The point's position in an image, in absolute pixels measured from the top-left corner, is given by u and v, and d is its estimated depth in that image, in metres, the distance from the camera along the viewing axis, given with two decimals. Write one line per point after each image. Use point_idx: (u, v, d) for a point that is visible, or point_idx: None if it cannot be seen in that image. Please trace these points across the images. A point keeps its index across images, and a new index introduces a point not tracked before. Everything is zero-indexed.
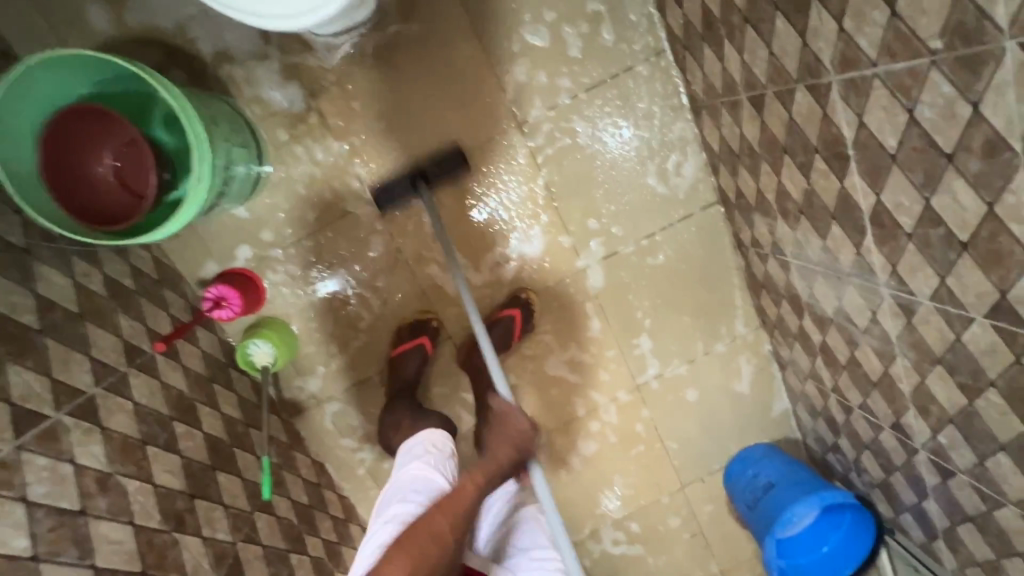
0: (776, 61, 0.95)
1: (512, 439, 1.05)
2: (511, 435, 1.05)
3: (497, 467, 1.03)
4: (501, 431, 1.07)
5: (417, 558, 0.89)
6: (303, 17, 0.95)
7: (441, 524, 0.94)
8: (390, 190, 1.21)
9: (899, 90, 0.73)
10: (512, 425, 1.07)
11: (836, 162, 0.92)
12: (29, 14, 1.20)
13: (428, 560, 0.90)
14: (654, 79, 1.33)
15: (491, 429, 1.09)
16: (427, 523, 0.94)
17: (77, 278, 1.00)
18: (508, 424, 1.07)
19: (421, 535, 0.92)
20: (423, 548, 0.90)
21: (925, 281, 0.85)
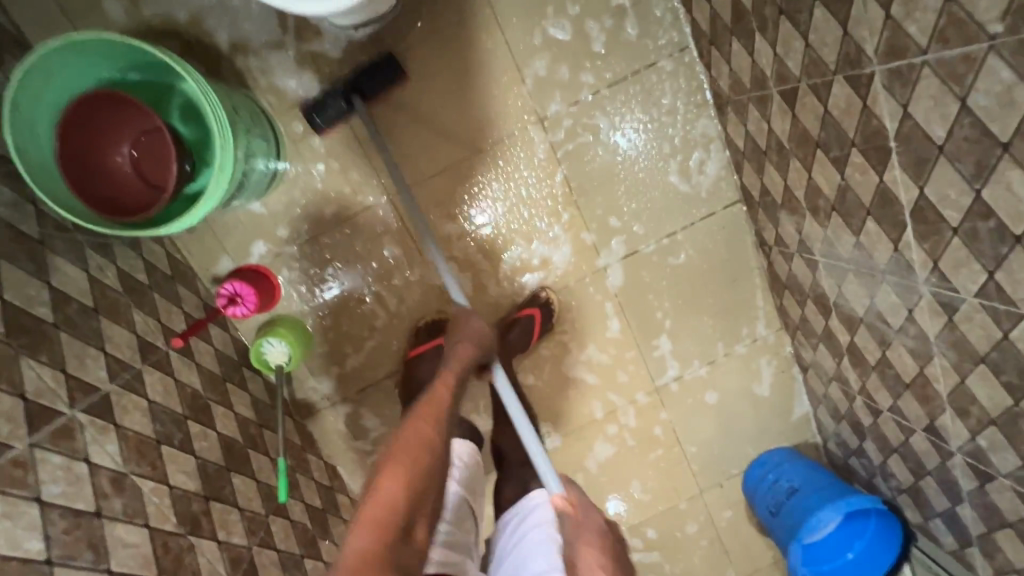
0: (812, 52, 0.93)
1: (475, 339, 1.11)
2: (473, 335, 1.12)
3: (464, 363, 1.07)
4: (465, 336, 1.12)
5: (411, 463, 0.86)
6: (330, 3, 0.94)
7: (426, 430, 0.92)
8: (323, 106, 1.20)
9: (951, 78, 0.71)
10: (473, 326, 1.13)
11: (875, 155, 0.90)
12: (45, 3, 1.17)
13: (424, 462, 0.87)
14: (677, 74, 1.31)
15: (454, 333, 1.13)
16: (406, 432, 0.91)
17: (91, 271, 0.97)
18: (468, 326, 1.13)
19: (405, 445, 0.89)
20: (410, 448, 0.88)
21: (971, 277, 0.83)
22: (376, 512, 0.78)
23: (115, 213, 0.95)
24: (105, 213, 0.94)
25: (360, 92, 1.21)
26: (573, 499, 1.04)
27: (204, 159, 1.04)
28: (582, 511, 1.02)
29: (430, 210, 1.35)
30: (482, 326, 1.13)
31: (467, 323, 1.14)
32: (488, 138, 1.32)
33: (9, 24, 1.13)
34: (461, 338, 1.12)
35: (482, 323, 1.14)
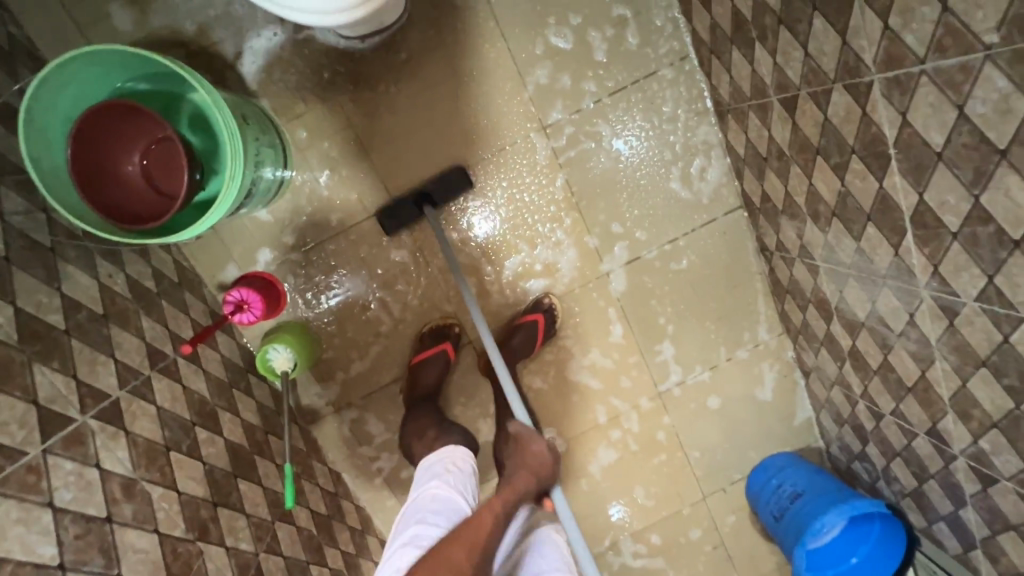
0: (811, 61, 0.95)
1: (533, 468, 1.03)
2: (535, 461, 1.03)
3: (513, 494, 0.98)
4: (525, 462, 1.05)
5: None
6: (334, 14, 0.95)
7: (457, 562, 0.83)
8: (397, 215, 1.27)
9: (949, 86, 0.72)
10: (534, 450, 1.05)
11: (874, 161, 0.92)
12: (55, 14, 1.19)
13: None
14: (678, 82, 1.33)
15: (516, 463, 1.05)
16: (439, 561, 0.83)
17: (101, 279, 0.98)
18: (530, 451, 1.05)
19: (431, 573, 0.82)
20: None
21: (970, 281, 0.84)
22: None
23: (125, 221, 0.96)
24: (116, 221, 0.95)
25: (428, 200, 1.28)
26: None
27: (214, 166, 1.05)
28: None
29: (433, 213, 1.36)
30: (543, 451, 1.05)
31: (530, 444, 1.07)
32: (490, 150, 1.34)
33: (21, 34, 1.15)
34: (520, 467, 1.03)
35: (546, 450, 1.05)
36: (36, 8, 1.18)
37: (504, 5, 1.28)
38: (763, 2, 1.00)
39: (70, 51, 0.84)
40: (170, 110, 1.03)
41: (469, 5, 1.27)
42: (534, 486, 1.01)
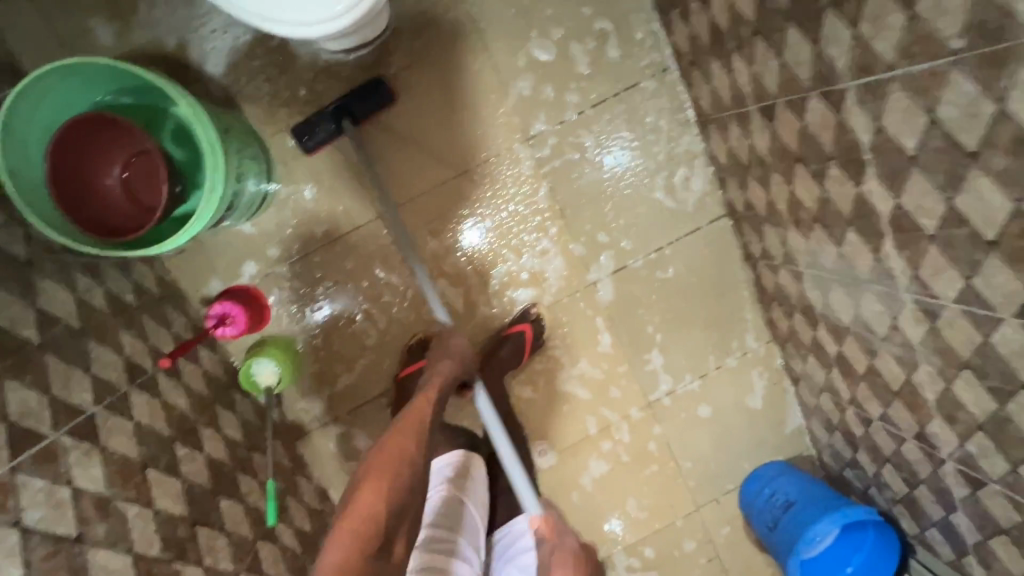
0: (787, 70, 0.97)
1: (453, 357, 1.14)
2: (451, 355, 1.14)
3: (440, 381, 1.08)
4: (445, 352, 1.16)
5: (390, 476, 0.90)
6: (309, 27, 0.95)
7: (406, 440, 0.96)
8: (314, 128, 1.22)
9: (920, 91, 0.74)
10: (453, 342, 1.17)
11: (853, 168, 0.93)
12: (40, 30, 1.19)
13: (403, 468, 0.92)
14: (661, 93, 1.35)
15: (436, 357, 1.15)
16: (387, 447, 0.95)
17: (79, 293, 0.96)
18: (449, 343, 1.17)
19: (382, 458, 0.92)
20: (389, 455, 0.93)
21: (950, 284, 0.85)
22: (359, 516, 0.84)
23: (104, 233, 0.95)
24: (94, 234, 0.94)
25: (347, 114, 1.24)
26: (551, 519, 1.05)
27: (194, 179, 1.04)
28: (558, 532, 1.03)
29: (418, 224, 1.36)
30: (461, 344, 1.17)
31: (447, 335, 1.19)
32: (475, 159, 1.34)
33: (3, 50, 1.15)
34: (439, 358, 1.14)
35: (460, 340, 1.18)
36: (19, 25, 1.18)
37: (486, 19, 1.29)
38: (739, 14, 1.03)
39: (45, 64, 0.84)
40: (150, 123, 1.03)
41: (453, 18, 1.29)
42: (458, 371, 1.13)
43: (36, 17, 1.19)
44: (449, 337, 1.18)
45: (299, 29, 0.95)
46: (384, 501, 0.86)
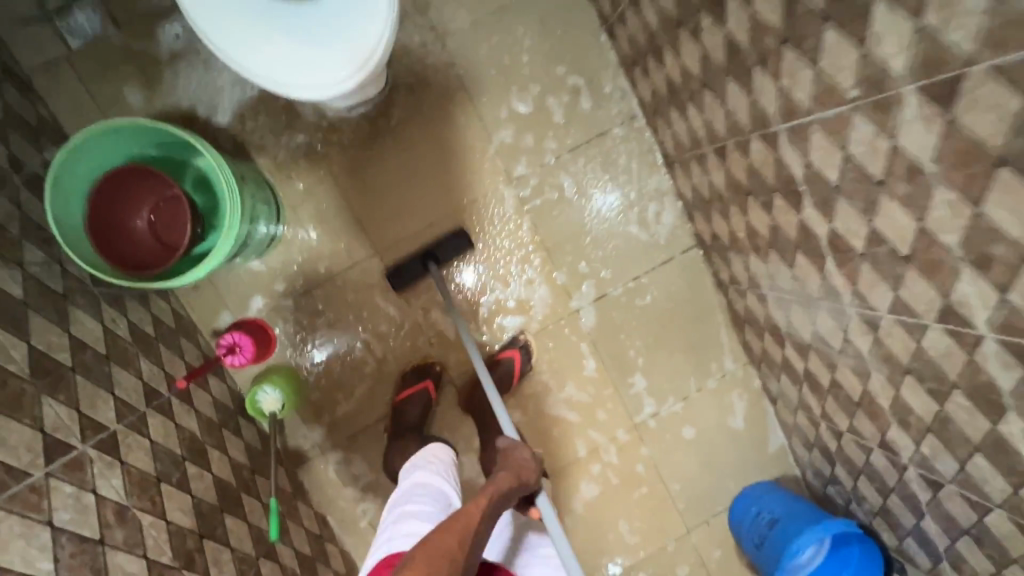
0: (732, 116, 1.11)
1: (517, 470, 1.05)
2: (522, 466, 1.07)
3: (504, 488, 0.98)
4: (508, 461, 1.10)
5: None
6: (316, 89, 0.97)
7: (442, 564, 0.79)
8: (405, 272, 1.36)
9: (835, 131, 0.87)
10: (525, 463, 1.07)
11: (793, 197, 1.06)
12: (73, 86, 1.30)
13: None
14: (630, 138, 1.50)
15: (509, 464, 1.07)
16: (418, 569, 0.77)
17: (106, 323, 1.06)
18: (518, 457, 1.09)
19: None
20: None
21: (883, 295, 0.96)
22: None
23: (130, 269, 1.07)
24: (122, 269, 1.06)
25: (433, 258, 1.38)
26: None
27: (213, 222, 1.16)
28: None
29: None
30: (529, 457, 1.09)
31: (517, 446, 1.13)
32: (463, 203, 1.46)
33: (46, 113, 1.26)
34: (508, 470, 1.04)
35: (531, 456, 1.10)
36: (60, 90, 1.29)
37: (472, 76, 1.43)
38: (689, 71, 1.18)
39: (95, 125, 0.98)
40: (177, 172, 1.16)
41: (441, 76, 1.42)
42: (523, 485, 1.03)
43: (66, 70, 1.29)
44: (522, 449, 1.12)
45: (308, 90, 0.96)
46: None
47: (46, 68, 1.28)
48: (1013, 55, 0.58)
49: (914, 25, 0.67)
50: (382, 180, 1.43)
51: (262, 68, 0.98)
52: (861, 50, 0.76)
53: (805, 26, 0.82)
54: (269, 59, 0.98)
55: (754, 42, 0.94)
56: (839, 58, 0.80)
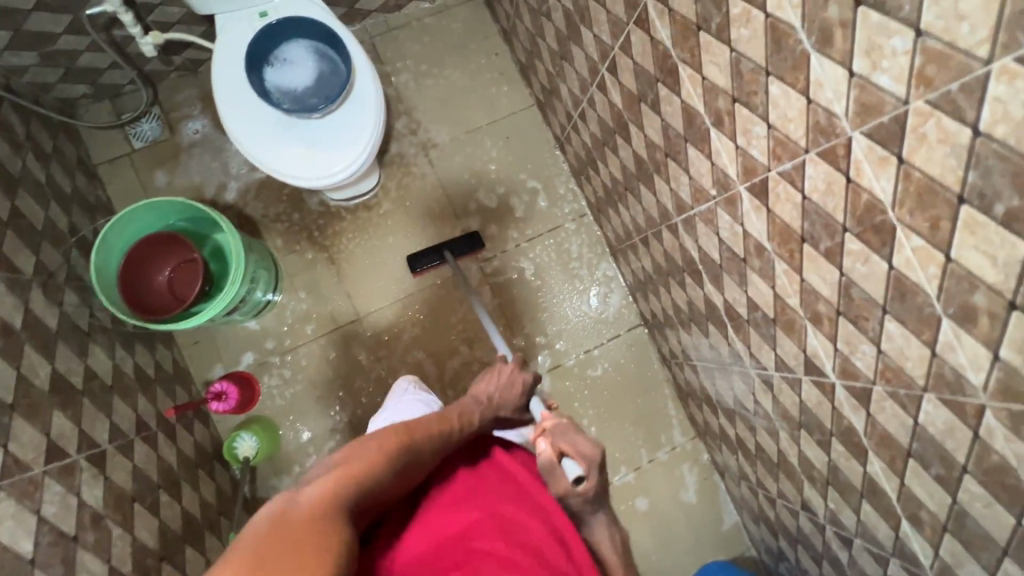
0: (647, 211, 1.38)
1: (497, 407, 1.02)
2: (504, 401, 1.03)
3: (471, 421, 0.97)
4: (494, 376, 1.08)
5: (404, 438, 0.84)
6: (312, 178, 1.19)
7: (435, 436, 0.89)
8: (425, 257, 1.59)
9: (709, 221, 1.12)
10: (513, 398, 1.05)
11: (696, 275, 1.28)
12: (126, 173, 1.60)
13: (409, 454, 0.83)
14: (581, 232, 1.77)
15: (492, 395, 1.02)
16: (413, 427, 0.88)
17: (116, 361, 1.25)
18: (511, 390, 1.05)
19: (403, 433, 0.84)
20: (410, 444, 0.84)
21: (768, 355, 1.13)
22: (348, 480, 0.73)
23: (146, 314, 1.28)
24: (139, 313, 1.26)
25: (451, 250, 1.62)
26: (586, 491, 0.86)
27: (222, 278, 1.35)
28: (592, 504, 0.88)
29: (401, 329, 1.67)
30: (521, 396, 1.06)
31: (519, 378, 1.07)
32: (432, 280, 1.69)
33: (104, 197, 1.56)
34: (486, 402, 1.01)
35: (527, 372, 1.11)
36: (117, 179, 1.59)
37: (449, 178, 1.74)
38: (614, 177, 1.48)
39: (139, 204, 1.22)
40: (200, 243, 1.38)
41: (425, 179, 1.74)
42: (489, 421, 1.00)
43: (125, 160, 1.61)
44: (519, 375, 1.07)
45: (306, 179, 1.18)
46: (379, 471, 0.78)
47: (109, 162, 1.59)
48: (786, 163, 0.84)
49: (734, 145, 0.93)
50: (371, 257, 1.68)
51: (266, 153, 1.18)
52: (711, 162, 1.02)
53: (677, 145, 1.10)
54: (272, 149, 1.18)
55: (650, 156, 1.23)
56: (700, 168, 1.06)
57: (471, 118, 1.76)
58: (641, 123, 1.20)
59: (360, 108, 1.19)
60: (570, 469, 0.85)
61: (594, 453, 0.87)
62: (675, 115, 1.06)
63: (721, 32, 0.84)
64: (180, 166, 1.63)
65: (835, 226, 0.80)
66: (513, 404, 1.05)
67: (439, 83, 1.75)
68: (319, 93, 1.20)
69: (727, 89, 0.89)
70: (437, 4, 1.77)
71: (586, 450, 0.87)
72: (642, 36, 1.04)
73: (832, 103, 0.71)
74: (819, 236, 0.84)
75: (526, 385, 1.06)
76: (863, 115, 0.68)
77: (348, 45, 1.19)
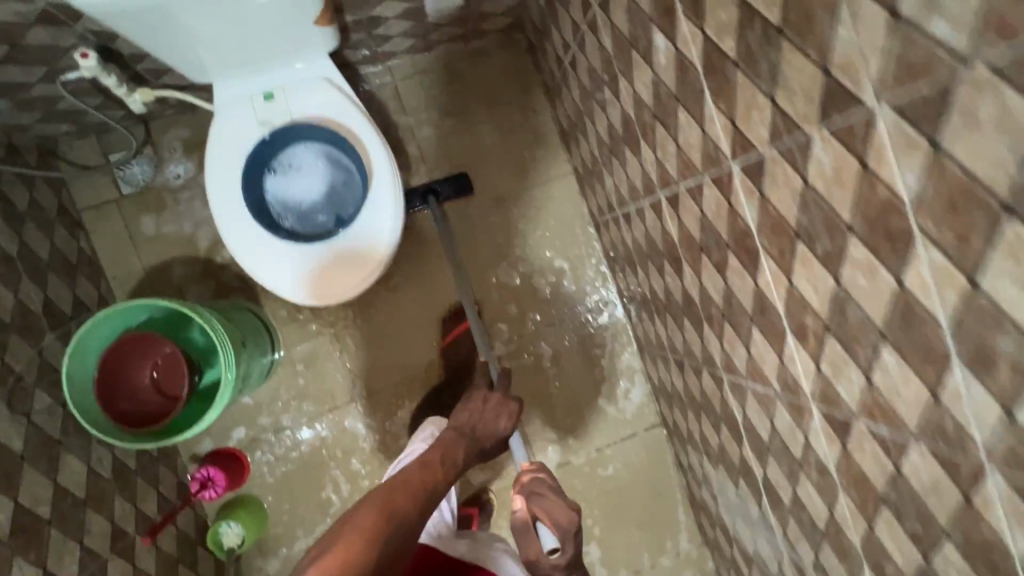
0: (687, 342, 1.23)
1: (480, 438, 1.07)
2: (487, 431, 1.08)
3: (456, 456, 1.00)
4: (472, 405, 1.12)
5: (389, 503, 0.85)
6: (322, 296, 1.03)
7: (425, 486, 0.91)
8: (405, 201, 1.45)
9: (764, 403, 0.97)
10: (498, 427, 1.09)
11: (736, 433, 1.14)
12: (113, 220, 1.45)
13: (399, 513, 0.85)
14: (607, 318, 1.62)
15: (475, 429, 1.07)
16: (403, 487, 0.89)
17: (92, 464, 1.15)
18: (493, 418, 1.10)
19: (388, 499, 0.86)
20: (397, 510, 0.85)
21: (809, 553, 1.01)
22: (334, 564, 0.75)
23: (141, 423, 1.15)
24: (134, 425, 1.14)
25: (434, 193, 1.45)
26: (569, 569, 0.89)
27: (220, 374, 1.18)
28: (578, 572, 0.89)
29: (402, 411, 1.54)
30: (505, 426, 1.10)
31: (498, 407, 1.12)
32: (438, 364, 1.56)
33: (88, 249, 1.41)
34: (468, 435, 1.05)
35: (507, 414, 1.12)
36: (103, 227, 1.44)
37: (468, 255, 1.60)
38: (654, 290, 1.31)
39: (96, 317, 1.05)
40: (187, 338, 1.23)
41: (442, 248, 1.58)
42: (472, 452, 1.05)
43: (112, 206, 1.44)
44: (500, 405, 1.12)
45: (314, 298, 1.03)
46: (371, 545, 0.79)
47: (95, 207, 1.43)
48: (883, 427, 0.69)
49: (815, 367, 0.78)
50: (376, 332, 1.56)
51: (263, 267, 1.03)
52: (781, 360, 0.86)
53: (739, 316, 0.94)
54: (277, 268, 1.03)
55: (702, 302, 1.07)
56: (764, 355, 0.91)
57: (500, 186, 1.60)
58: (698, 269, 1.03)
59: (371, 219, 1.03)
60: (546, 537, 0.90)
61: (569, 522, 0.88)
62: (744, 292, 0.89)
63: (826, 259, 0.67)
64: (174, 216, 1.47)
65: (934, 524, 0.66)
66: (496, 435, 1.09)
67: (467, 141, 1.58)
68: (327, 207, 1.09)
69: (821, 313, 0.72)
70: (473, 48, 1.56)
71: (563, 517, 0.89)
72: (718, 196, 0.87)
73: (969, 422, 0.56)
74: (907, 513, 0.70)
75: (510, 416, 1.11)
76: (1012, 464, 0.52)
77: (360, 150, 1.04)
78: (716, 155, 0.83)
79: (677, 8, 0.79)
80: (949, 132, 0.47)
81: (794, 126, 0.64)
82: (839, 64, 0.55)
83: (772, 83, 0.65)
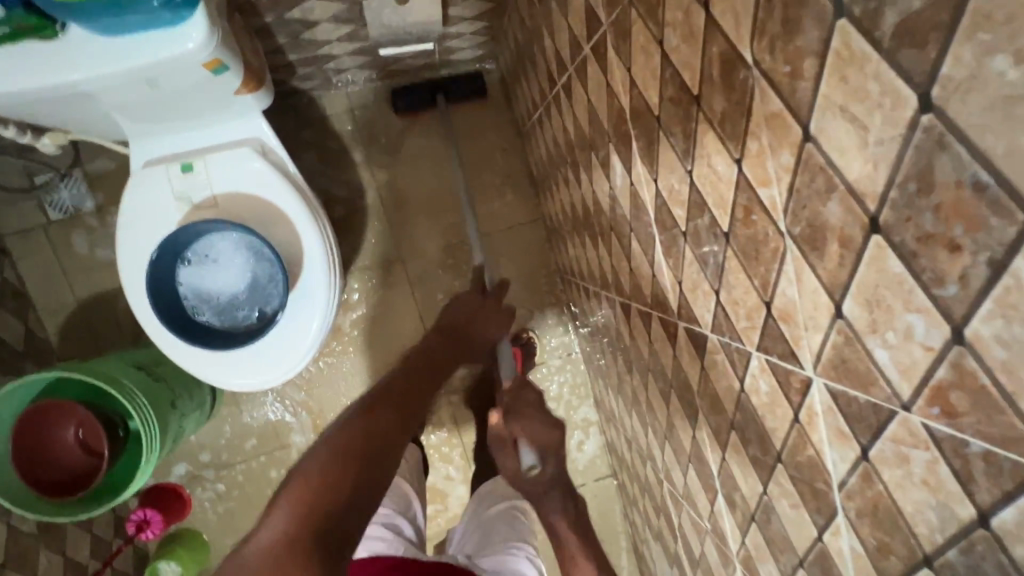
0: (634, 426, 1.20)
1: (469, 341, 0.97)
2: (475, 333, 0.98)
3: (438, 352, 0.90)
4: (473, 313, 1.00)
5: (353, 443, 0.69)
6: (255, 381, 0.96)
7: (421, 391, 0.82)
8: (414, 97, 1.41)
9: (696, 528, 0.95)
10: (489, 332, 1.00)
11: (673, 530, 1.13)
12: (42, 247, 1.35)
13: (362, 442, 0.70)
14: (565, 368, 1.58)
15: (464, 326, 0.97)
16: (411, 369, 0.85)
17: (12, 523, 1.12)
18: (484, 323, 1.00)
19: (398, 398, 0.78)
20: (397, 404, 0.77)
21: None
22: (299, 506, 0.62)
23: (64, 485, 1.10)
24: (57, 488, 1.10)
25: (445, 92, 1.43)
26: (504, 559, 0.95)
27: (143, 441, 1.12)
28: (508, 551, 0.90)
29: None
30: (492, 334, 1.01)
31: (485, 312, 1.01)
32: None
33: (14, 279, 1.32)
34: (460, 331, 0.96)
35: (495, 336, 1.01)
36: (33, 255, 1.35)
37: (424, 289, 1.51)
38: (608, 364, 1.27)
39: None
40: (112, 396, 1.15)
41: (396, 288, 1.50)
42: (460, 354, 0.94)
43: (40, 232, 1.34)
44: (494, 309, 1.03)
45: (247, 386, 0.96)
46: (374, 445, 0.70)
47: (22, 233, 1.34)
48: None
49: (740, 536, 0.75)
50: (325, 369, 1.49)
51: (202, 372, 0.96)
52: (712, 509, 0.83)
53: (678, 445, 0.90)
54: (208, 360, 0.95)
55: (648, 409, 1.02)
56: (697, 493, 0.88)
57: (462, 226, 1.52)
58: (646, 379, 0.98)
59: (299, 311, 0.95)
60: (524, 456, 0.87)
61: (550, 442, 0.89)
62: (682, 429, 0.85)
63: (756, 463, 0.62)
64: (107, 243, 1.36)
65: None
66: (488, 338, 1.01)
67: (430, 176, 1.51)
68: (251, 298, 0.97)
69: (748, 503, 0.68)
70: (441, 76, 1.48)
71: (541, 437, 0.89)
72: (663, 333, 0.80)
73: None
74: None
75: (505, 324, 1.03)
76: None
77: (285, 241, 0.94)
78: (664, 302, 0.76)
79: (631, 143, 0.69)
80: (880, 453, 0.41)
81: (734, 333, 0.57)
82: (780, 311, 0.48)
83: (717, 280, 0.58)
